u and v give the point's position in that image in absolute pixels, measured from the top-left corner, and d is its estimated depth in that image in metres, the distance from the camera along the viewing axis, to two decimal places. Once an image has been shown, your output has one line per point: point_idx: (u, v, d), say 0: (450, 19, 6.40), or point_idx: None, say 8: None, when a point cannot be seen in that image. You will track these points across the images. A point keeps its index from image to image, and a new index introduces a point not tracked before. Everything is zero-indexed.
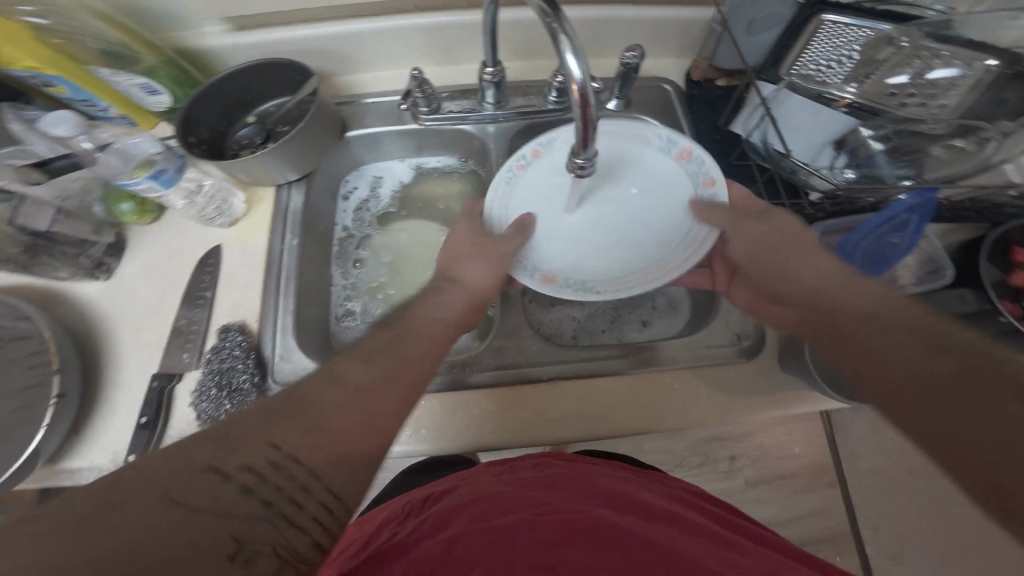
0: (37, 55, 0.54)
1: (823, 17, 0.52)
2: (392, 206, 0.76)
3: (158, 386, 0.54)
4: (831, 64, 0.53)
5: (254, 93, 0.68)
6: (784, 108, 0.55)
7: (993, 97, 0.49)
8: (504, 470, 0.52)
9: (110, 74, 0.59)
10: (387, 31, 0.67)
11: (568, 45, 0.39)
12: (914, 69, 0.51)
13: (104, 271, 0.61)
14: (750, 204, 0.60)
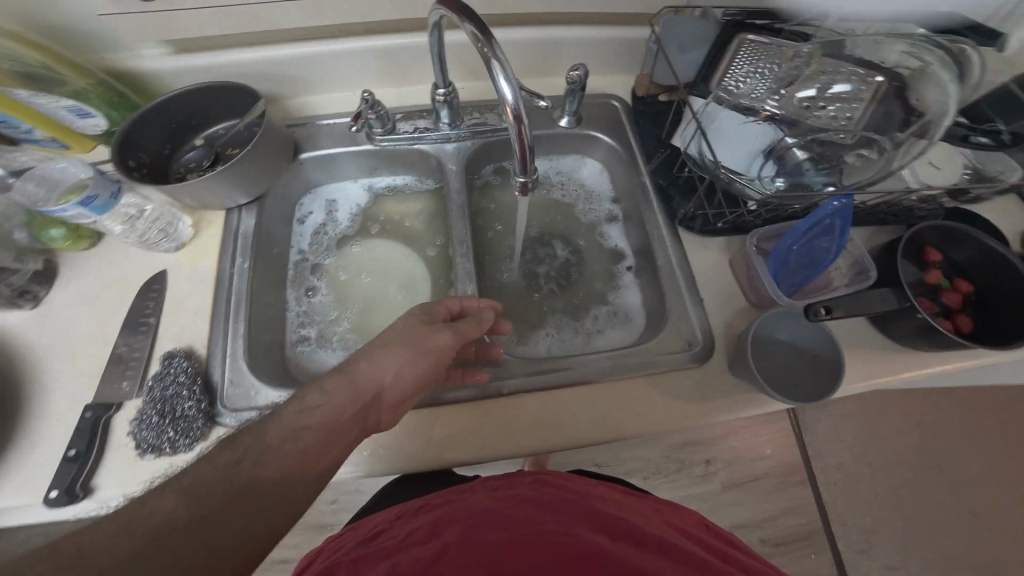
0: None
1: (744, 35, 0.57)
2: (352, 228, 0.75)
3: (92, 416, 0.51)
4: (755, 79, 0.59)
5: (202, 115, 0.67)
6: (716, 121, 0.59)
7: (883, 111, 0.57)
8: (504, 485, 0.49)
9: (30, 95, 0.58)
10: (341, 54, 0.68)
11: (500, 70, 0.40)
12: (820, 84, 0.58)
13: (29, 299, 0.58)
14: (694, 214, 0.62)
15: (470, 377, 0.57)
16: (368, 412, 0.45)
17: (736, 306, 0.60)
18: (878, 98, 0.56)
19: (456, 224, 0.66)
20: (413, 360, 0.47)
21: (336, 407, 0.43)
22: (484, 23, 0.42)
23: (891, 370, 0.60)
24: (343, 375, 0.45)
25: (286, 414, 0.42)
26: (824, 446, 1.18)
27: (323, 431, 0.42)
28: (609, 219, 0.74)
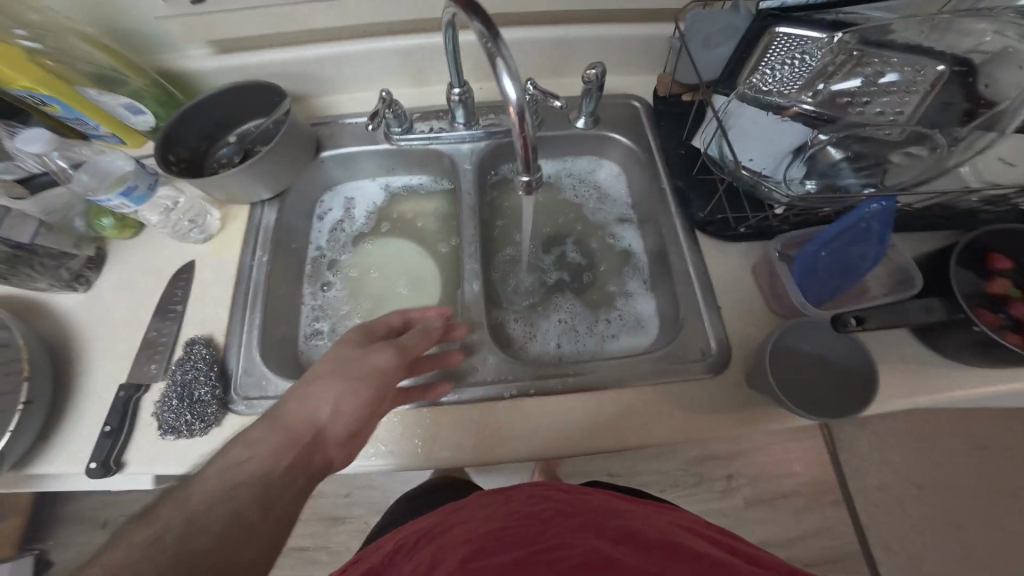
0: (37, 78, 0.56)
1: (776, 28, 0.48)
2: (367, 226, 0.77)
3: (123, 395, 0.55)
4: (786, 74, 0.52)
5: (235, 114, 0.70)
6: (737, 120, 0.55)
7: (938, 102, 0.50)
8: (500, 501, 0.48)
9: (98, 94, 0.61)
10: (362, 54, 0.69)
11: (504, 67, 0.40)
12: (862, 74, 0.51)
13: (83, 283, 0.63)
14: (713, 217, 0.60)
15: (437, 390, 0.54)
16: (309, 453, 0.44)
17: (757, 316, 0.57)
18: (933, 89, 0.49)
19: (466, 224, 0.66)
20: (345, 390, 0.47)
21: (256, 455, 0.43)
22: (491, 20, 0.41)
23: (940, 387, 0.53)
24: (270, 420, 0.45)
25: (213, 470, 0.42)
26: (858, 465, 1.10)
27: (258, 480, 0.42)
28: (626, 221, 0.72)
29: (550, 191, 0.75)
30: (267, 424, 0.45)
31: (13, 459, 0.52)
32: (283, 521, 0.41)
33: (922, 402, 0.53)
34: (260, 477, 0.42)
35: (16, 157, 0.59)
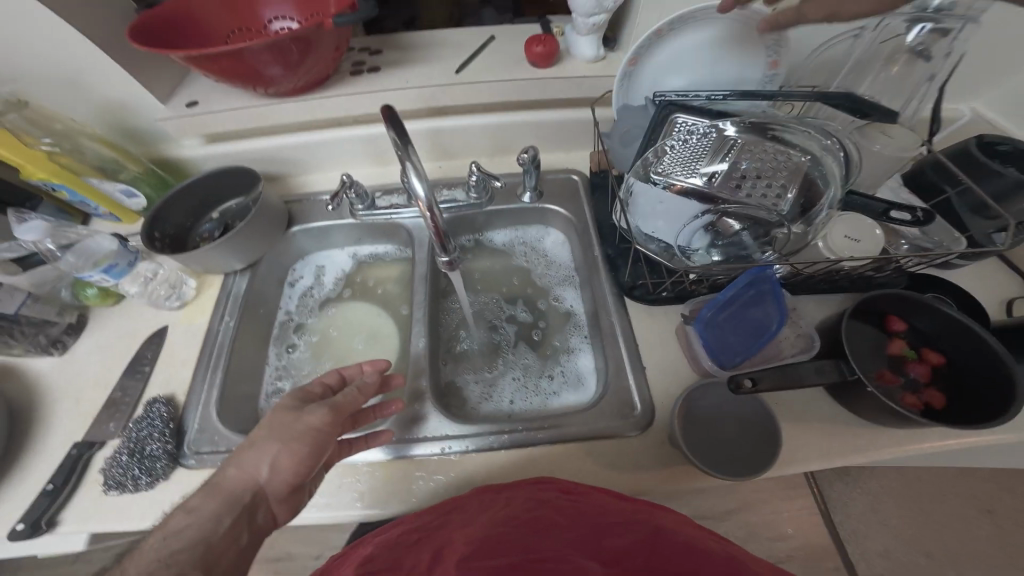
0: (52, 171, 0.65)
1: (674, 115, 0.56)
2: (333, 292, 0.84)
3: (76, 453, 0.58)
4: (683, 160, 0.58)
5: (220, 193, 0.79)
6: (639, 198, 0.62)
7: (807, 186, 0.57)
8: (495, 502, 0.47)
9: (100, 182, 0.70)
10: (333, 141, 0.80)
11: (412, 170, 0.49)
12: (743, 161, 0.58)
13: (59, 347, 0.68)
14: (636, 283, 0.66)
15: (377, 440, 0.56)
16: (249, 513, 0.47)
17: (677, 373, 0.61)
18: (800, 174, 0.57)
19: (417, 291, 0.72)
20: (282, 449, 0.49)
21: (192, 521, 0.45)
22: (402, 124, 0.48)
23: (851, 446, 0.56)
24: (206, 488, 0.48)
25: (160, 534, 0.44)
26: (858, 530, 1.14)
27: (204, 539, 0.44)
28: (568, 283, 0.78)
29: (502, 256, 0.83)
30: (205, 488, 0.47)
31: None
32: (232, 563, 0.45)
33: (834, 456, 0.55)
34: (208, 533, 0.45)
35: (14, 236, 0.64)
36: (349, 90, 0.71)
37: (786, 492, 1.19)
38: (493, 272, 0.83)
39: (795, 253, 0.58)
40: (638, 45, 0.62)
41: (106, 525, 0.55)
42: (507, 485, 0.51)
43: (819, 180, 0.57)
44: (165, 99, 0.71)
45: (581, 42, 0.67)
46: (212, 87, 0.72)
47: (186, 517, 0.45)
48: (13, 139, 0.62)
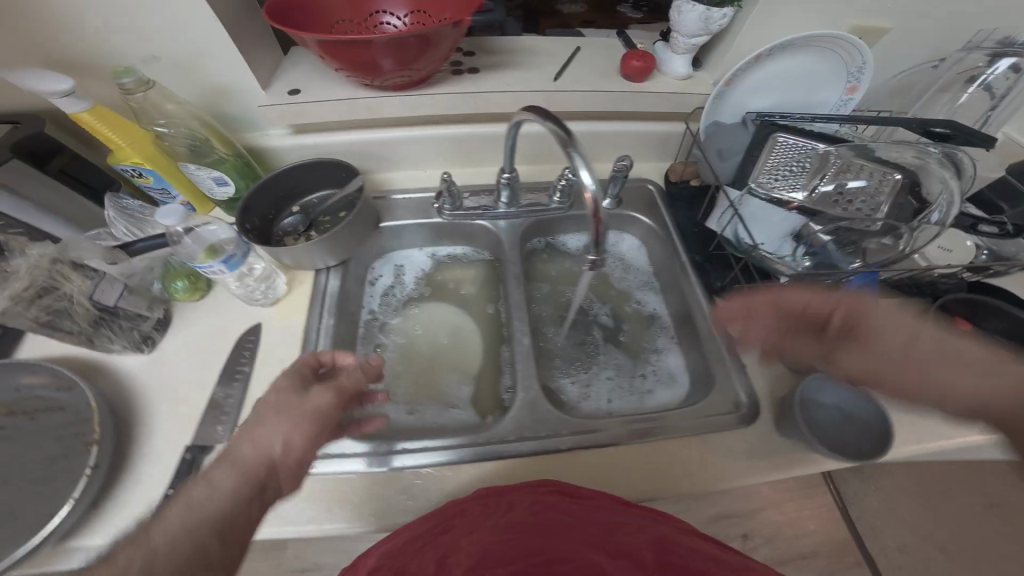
0: (148, 156, 0.66)
1: (778, 135, 0.60)
2: (415, 291, 0.84)
3: (189, 458, 0.57)
4: (786, 177, 0.63)
5: (304, 187, 0.79)
6: (751, 208, 0.66)
7: (902, 202, 0.61)
8: (502, 507, 0.51)
9: (194, 168, 0.67)
10: (418, 139, 0.80)
11: (580, 161, 0.47)
12: (840, 180, 0.62)
13: (149, 344, 0.66)
14: (729, 286, 0.69)
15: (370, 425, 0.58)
16: (265, 488, 0.47)
17: (776, 371, 0.65)
18: (893, 191, 0.61)
19: (514, 292, 0.75)
20: (301, 424, 0.50)
21: (208, 505, 0.44)
22: (565, 124, 0.49)
23: (940, 434, 0.61)
24: (229, 462, 0.47)
25: (166, 523, 0.42)
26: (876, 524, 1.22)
27: (201, 535, 0.42)
28: (649, 286, 0.81)
29: (580, 258, 0.85)
30: (214, 465, 0.47)
31: (69, 528, 0.52)
32: (237, 555, 0.43)
33: (927, 447, 0.60)
34: (207, 529, 0.43)
35: (108, 225, 0.69)
36: (451, 90, 0.73)
37: (812, 487, 1.25)
38: (568, 273, 0.85)
39: (892, 262, 0.62)
40: (736, 67, 0.65)
41: None
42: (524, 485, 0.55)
43: (914, 193, 0.60)
44: (265, 85, 0.71)
45: (674, 60, 0.71)
46: (309, 76, 0.73)
47: (204, 494, 0.45)
48: (122, 123, 0.63)
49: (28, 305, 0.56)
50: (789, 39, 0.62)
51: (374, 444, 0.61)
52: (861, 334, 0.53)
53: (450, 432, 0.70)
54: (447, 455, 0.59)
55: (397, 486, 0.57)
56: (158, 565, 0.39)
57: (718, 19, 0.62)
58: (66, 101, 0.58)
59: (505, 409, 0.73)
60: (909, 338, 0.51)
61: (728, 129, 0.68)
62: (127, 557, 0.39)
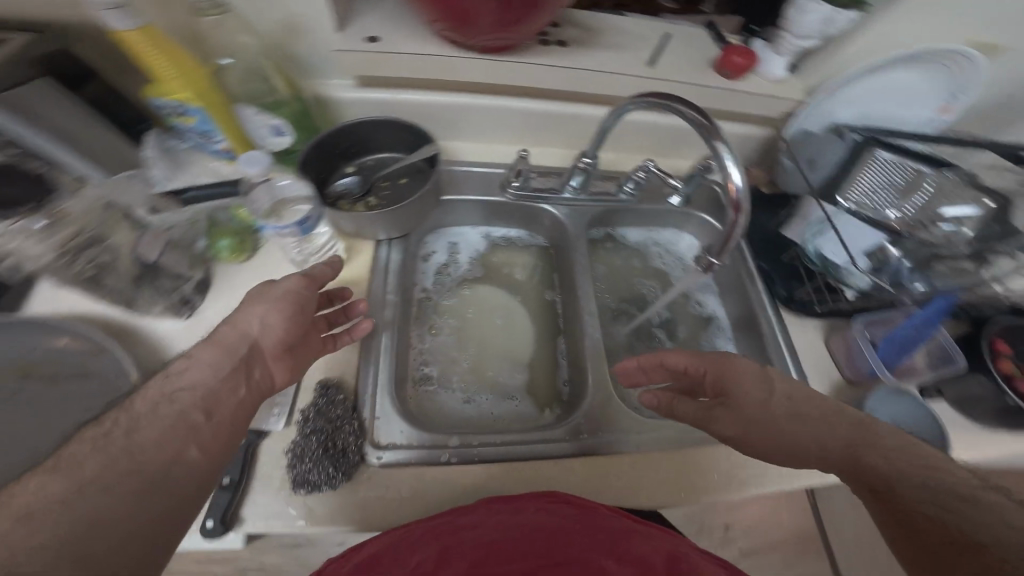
0: (198, 92, 0.56)
1: (877, 151, 0.65)
2: (469, 272, 0.80)
3: (244, 443, 0.54)
4: (876, 197, 0.67)
5: (364, 146, 0.72)
6: (846, 225, 0.69)
7: (994, 229, 0.64)
8: (509, 510, 0.48)
9: (252, 113, 0.62)
10: (491, 109, 0.75)
11: (727, 154, 0.51)
12: (934, 205, 0.66)
13: (188, 309, 0.58)
14: (797, 295, 0.70)
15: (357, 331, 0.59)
16: (246, 367, 0.49)
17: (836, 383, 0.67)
18: (982, 219, 0.64)
19: (582, 283, 0.73)
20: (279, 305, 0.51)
21: (195, 384, 0.46)
22: (707, 112, 0.52)
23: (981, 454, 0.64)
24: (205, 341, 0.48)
25: (150, 390, 0.44)
26: None
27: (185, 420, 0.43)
28: (709, 289, 0.81)
29: (637, 253, 0.85)
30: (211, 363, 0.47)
31: None
32: (227, 425, 0.45)
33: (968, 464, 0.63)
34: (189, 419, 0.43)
35: (145, 164, 0.62)
36: (542, 61, 0.68)
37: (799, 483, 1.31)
38: (626, 267, 0.84)
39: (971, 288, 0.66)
40: (845, 77, 0.67)
41: (291, 524, 0.51)
42: (528, 496, 0.52)
43: (1005, 221, 0.63)
44: (340, 28, 0.64)
45: (774, 61, 0.71)
46: (389, 24, 0.67)
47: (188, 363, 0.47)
48: (176, 52, 0.53)
49: (71, 258, 0.52)
50: (910, 54, 0.64)
51: (441, 434, 0.59)
52: (733, 401, 0.52)
53: (505, 423, 0.68)
54: (514, 447, 0.59)
55: (465, 477, 0.56)
56: (140, 428, 0.41)
57: (840, 22, 0.64)
58: (112, 14, 0.47)
59: (563, 401, 0.71)
60: (768, 400, 0.51)
61: (823, 138, 0.72)
62: (113, 422, 0.41)
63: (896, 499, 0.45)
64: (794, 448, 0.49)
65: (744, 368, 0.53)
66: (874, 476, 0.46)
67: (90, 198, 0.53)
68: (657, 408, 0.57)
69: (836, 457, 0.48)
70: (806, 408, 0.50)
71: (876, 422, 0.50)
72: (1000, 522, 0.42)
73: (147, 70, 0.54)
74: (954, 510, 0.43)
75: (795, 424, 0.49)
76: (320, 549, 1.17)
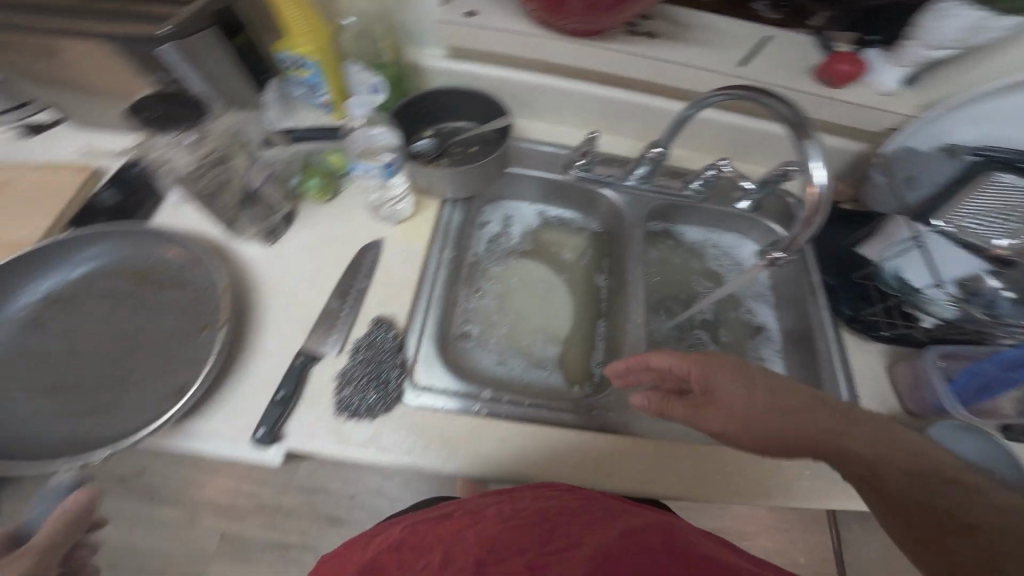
0: (319, 48, 0.64)
1: (1003, 174, 0.63)
2: (520, 245, 0.83)
3: (300, 363, 0.59)
4: (982, 223, 0.66)
5: (445, 114, 0.77)
6: (932, 246, 0.66)
7: None
8: (506, 501, 0.50)
9: (357, 71, 0.70)
10: (568, 92, 0.77)
11: (817, 153, 0.50)
12: None
13: (274, 237, 0.66)
14: (862, 316, 0.67)
15: None
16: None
17: (892, 412, 0.62)
18: None
19: (632, 270, 0.73)
20: None
21: None
22: (796, 108, 0.51)
23: None
24: None
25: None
26: None
27: None
28: (764, 300, 0.79)
29: (692, 253, 0.83)
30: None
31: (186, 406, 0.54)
32: None
33: None
34: None
35: (264, 105, 0.72)
36: (627, 49, 0.69)
37: (818, 523, 1.22)
38: (679, 265, 0.83)
39: None
40: (987, 88, 0.60)
41: (330, 442, 0.56)
42: (519, 488, 0.54)
43: None
44: None
45: (887, 71, 0.67)
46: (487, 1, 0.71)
47: None
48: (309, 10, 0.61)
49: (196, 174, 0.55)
50: None
51: (474, 387, 0.62)
52: (720, 402, 0.50)
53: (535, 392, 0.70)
54: (541, 411, 0.61)
55: (492, 430, 0.59)
56: None
57: (988, 32, 0.57)
58: None
59: (594, 382, 0.72)
60: (753, 398, 0.49)
61: (931, 159, 0.67)
62: None
63: (890, 490, 0.45)
64: (777, 440, 0.47)
65: (725, 367, 0.51)
66: (864, 468, 0.46)
67: (223, 126, 0.58)
68: (647, 409, 0.54)
69: (822, 453, 0.47)
70: (783, 395, 0.49)
71: (857, 411, 0.49)
72: (984, 504, 0.43)
73: (284, 24, 0.62)
74: (937, 492, 0.44)
75: (772, 411, 0.48)
76: (333, 499, 1.26)
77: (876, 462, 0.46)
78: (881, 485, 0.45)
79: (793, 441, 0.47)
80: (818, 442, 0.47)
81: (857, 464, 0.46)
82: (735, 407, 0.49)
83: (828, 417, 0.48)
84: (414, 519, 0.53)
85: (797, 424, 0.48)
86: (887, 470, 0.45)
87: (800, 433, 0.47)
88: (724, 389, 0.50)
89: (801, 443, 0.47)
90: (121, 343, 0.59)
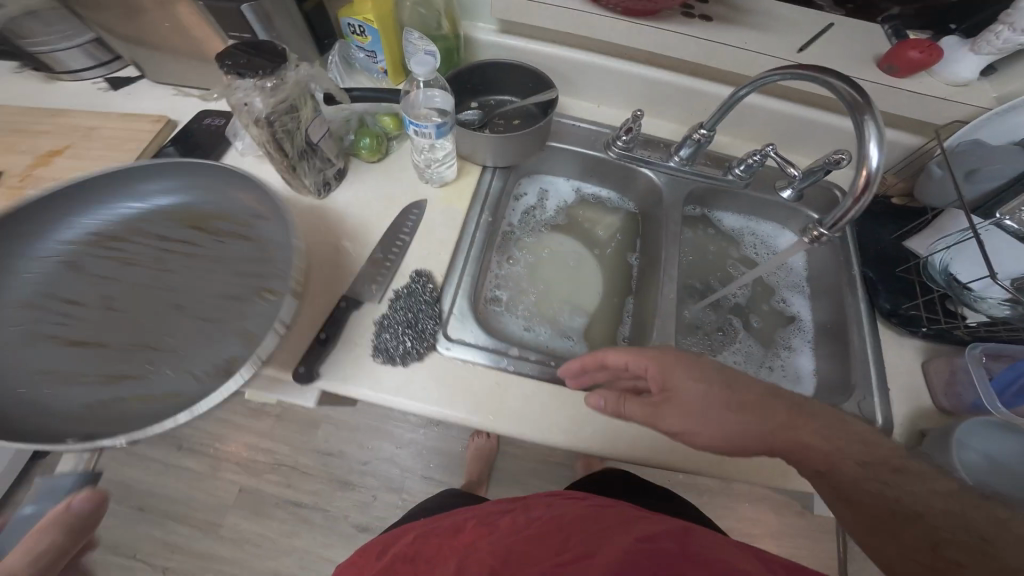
0: (378, 16, 0.67)
1: None
2: (554, 219, 0.85)
3: (345, 305, 0.62)
4: None
5: (494, 86, 0.79)
6: (991, 240, 0.60)
7: None
8: (518, 509, 0.55)
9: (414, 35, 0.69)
10: (614, 72, 0.78)
11: (874, 134, 0.49)
12: None
13: (326, 190, 0.71)
14: (901, 311, 0.65)
15: None
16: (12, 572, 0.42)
17: (926, 409, 0.61)
18: None
19: (667, 249, 0.73)
20: None
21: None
22: (860, 87, 0.50)
23: None
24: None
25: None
26: None
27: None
28: (798, 290, 0.79)
29: (728, 240, 0.83)
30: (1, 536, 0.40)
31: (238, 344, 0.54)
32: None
33: None
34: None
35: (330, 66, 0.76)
36: (679, 28, 0.70)
37: (828, 534, 1.20)
38: (712, 251, 0.83)
39: None
40: None
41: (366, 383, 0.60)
42: (533, 496, 0.59)
43: None
44: None
45: (965, 62, 0.65)
46: None
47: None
48: None
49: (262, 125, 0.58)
50: None
51: (503, 345, 0.65)
52: (677, 398, 0.51)
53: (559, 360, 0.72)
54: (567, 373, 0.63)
55: (517, 386, 0.62)
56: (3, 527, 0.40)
57: None
58: None
59: None
60: (706, 389, 0.50)
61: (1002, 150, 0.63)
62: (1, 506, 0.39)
63: (842, 478, 0.46)
64: (728, 436, 0.48)
65: (679, 360, 0.52)
66: (817, 457, 0.47)
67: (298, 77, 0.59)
68: (602, 409, 0.53)
69: (773, 446, 0.48)
70: (736, 387, 0.50)
71: (807, 402, 0.50)
72: (926, 486, 0.44)
73: None
74: (888, 482, 0.45)
75: (721, 404, 0.49)
76: (348, 462, 1.32)
77: (825, 450, 0.47)
78: (836, 473, 0.46)
79: (744, 436, 0.48)
80: (769, 434, 0.48)
81: (812, 456, 0.47)
82: (688, 403, 0.50)
83: (779, 410, 0.49)
84: (427, 530, 0.57)
85: (746, 419, 0.48)
86: (837, 456, 0.46)
87: (751, 429, 0.48)
88: (681, 386, 0.51)
89: (756, 438, 0.48)
90: (176, 284, 0.61)
